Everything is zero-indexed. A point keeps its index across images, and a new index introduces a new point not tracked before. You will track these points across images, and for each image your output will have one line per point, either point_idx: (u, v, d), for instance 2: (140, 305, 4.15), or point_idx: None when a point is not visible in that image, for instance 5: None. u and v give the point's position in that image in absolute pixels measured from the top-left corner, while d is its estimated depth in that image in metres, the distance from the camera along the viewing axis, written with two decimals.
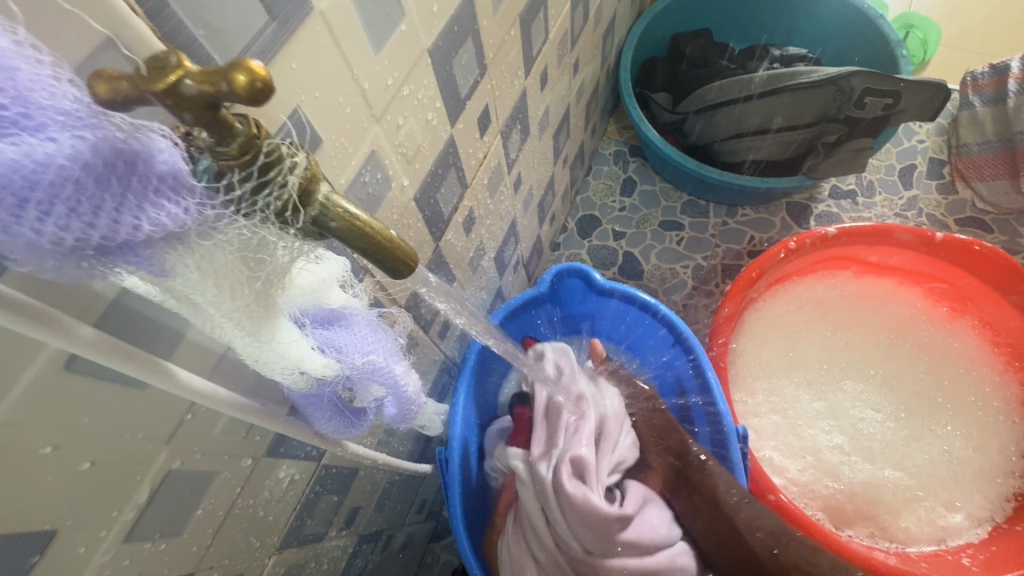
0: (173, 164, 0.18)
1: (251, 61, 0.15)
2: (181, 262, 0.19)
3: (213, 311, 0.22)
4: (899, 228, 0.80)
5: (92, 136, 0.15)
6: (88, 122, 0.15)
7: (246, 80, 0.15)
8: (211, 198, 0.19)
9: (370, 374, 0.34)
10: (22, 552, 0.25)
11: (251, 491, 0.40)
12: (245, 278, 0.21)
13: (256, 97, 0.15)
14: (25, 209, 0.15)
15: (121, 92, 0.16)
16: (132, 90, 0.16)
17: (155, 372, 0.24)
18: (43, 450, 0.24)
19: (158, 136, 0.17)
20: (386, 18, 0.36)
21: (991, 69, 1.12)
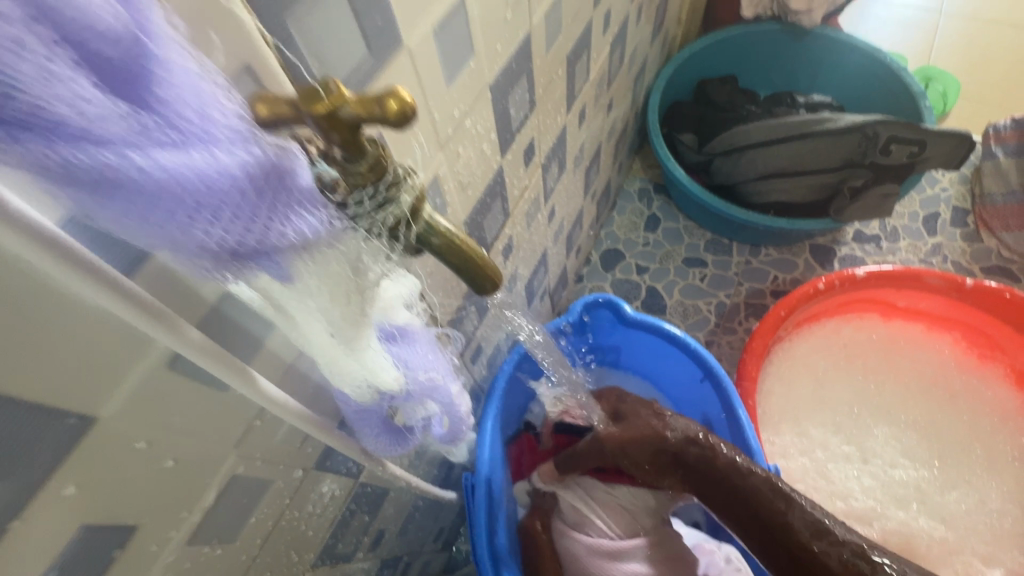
0: (309, 181, 0.20)
1: (403, 89, 0.18)
2: (304, 268, 0.21)
3: (315, 318, 0.23)
4: (929, 273, 0.80)
5: (257, 151, 0.18)
6: (251, 139, 0.18)
7: (397, 103, 0.18)
8: (337, 213, 0.21)
9: (429, 390, 0.35)
10: (105, 546, 0.25)
11: (297, 502, 0.40)
12: (348, 288, 0.23)
13: (401, 121, 0.19)
14: (201, 213, 0.17)
15: (279, 113, 0.19)
16: (290, 111, 0.19)
17: (244, 375, 0.25)
18: (138, 445, 0.25)
19: (297, 155, 0.20)
20: (458, 56, 0.38)
21: (1012, 124, 1.13)
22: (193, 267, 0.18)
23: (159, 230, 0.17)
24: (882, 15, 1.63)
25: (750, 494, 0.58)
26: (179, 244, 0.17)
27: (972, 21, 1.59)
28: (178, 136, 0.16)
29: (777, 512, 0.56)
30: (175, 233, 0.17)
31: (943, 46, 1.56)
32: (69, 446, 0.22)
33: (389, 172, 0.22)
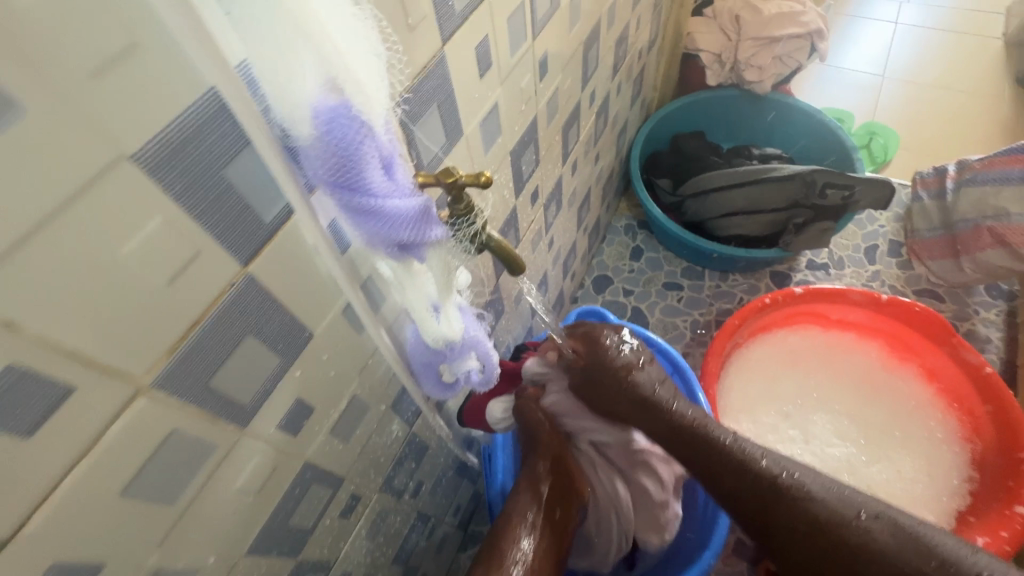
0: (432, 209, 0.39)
1: (487, 173, 0.38)
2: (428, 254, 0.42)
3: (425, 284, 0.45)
4: (853, 291, 1.01)
5: (421, 197, 0.38)
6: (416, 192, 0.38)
7: (484, 178, 0.38)
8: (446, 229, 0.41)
9: (474, 345, 0.54)
10: (300, 416, 0.44)
11: (379, 429, 0.59)
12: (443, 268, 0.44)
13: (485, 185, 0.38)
14: (403, 225, 0.37)
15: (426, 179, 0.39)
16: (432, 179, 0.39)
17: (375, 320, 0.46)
18: (323, 356, 0.44)
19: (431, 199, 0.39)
20: (492, 135, 0.60)
21: (935, 171, 1.36)
22: (374, 244, 0.39)
23: (372, 231, 0.37)
24: (832, 79, 1.91)
25: (722, 464, 0.66)
26: (375, 237, 0.38)
27: (909, 84, 1.86)
28: (395, 196, 0.36)
29: (750, 479, 0.65)
30: (389, 233, 0.37)
31: (884, 105, 1.82)
32: (302, 348, 0.41)
33: (474, 213, 0.42)
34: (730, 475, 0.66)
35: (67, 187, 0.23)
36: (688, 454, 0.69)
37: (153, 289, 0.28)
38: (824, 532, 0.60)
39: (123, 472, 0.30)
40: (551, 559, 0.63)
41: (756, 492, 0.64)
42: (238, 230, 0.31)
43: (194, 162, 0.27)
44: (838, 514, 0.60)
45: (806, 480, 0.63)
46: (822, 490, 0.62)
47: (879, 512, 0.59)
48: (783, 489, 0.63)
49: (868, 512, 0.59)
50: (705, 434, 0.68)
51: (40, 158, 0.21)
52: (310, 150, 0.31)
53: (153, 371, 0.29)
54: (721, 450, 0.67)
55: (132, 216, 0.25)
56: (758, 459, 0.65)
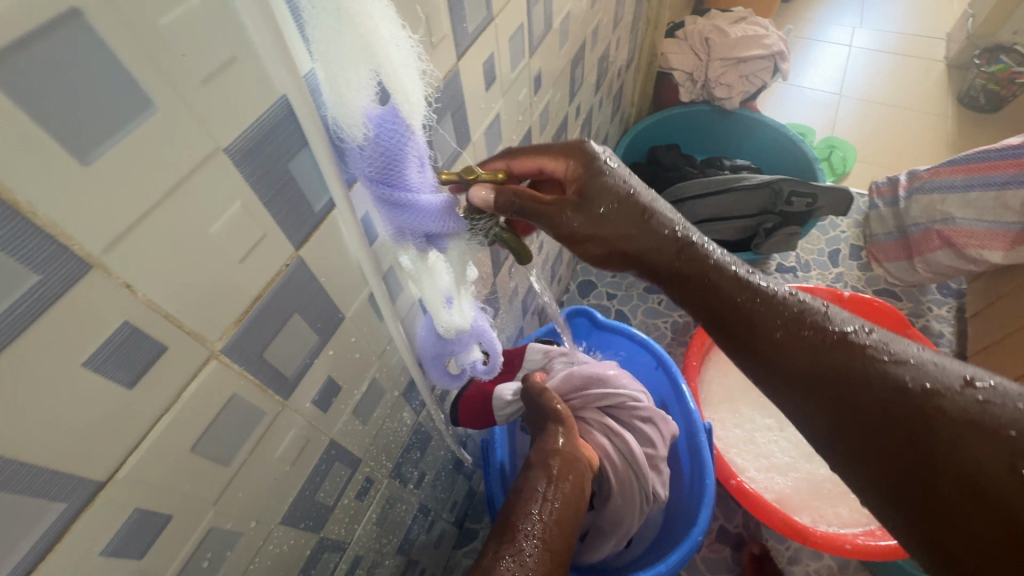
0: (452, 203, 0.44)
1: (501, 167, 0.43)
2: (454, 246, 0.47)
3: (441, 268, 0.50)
4: (820, 289, 1.10)
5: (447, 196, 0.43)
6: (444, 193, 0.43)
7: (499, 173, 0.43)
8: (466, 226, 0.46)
9: (480, 332, 0.60)
10: (331, 394, 0.48)
11: (392, 415, 0.63)
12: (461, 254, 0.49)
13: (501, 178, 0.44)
14: (430, 217, 0.42)
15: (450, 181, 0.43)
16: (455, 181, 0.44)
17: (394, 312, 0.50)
18: (352, 338, 0.49)
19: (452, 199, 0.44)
20: (494, 142, 0.66)
21: (888, 181, 1.47)
22: (402, 235, 0.44)
23: (403, 222, 0.42)
24: (795, 97, 2.04)
25: (765, 312, 0.52)
26: (405, 228, 0.43)
27: (863, 102, 2.01)
28: (426, 191, 0.41)
29: (802, 332, 0.50)
30: (417, 224, 0.42)
31: (842, 121, 1.96)
32: (336, 329, 0.45)
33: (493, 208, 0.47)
34: (780, 326, 0.51)
35: (179, 171, 0.27)
36: (713, 307, 0.54)
37: (230, 264, 0.32)
38: (909, 401, 0.45)
39: (194, 429, 0.34)
40: (568, 523, 0.61)
41: (819, 353, 0.49)
42: (295, 217, 0.36)
43: (266, 156, 0.32)
44: (929, 384, 0.45)
45: (885, 342, 0.49)
46: (913, 358, 0.47)
47: (990, 381, 0.44)
48: (855, 349, 0.48)
49: (972, 379, 0.45)
50: (731, 280, 0.53)
51: (163, 147, 0.26)
52: (361, 149, 0.36)
53: (224, 338, 0.34)
54: (765, 294, 0.52)
55: (220, 199, 0.30)
56: (817, 310, 0.51)
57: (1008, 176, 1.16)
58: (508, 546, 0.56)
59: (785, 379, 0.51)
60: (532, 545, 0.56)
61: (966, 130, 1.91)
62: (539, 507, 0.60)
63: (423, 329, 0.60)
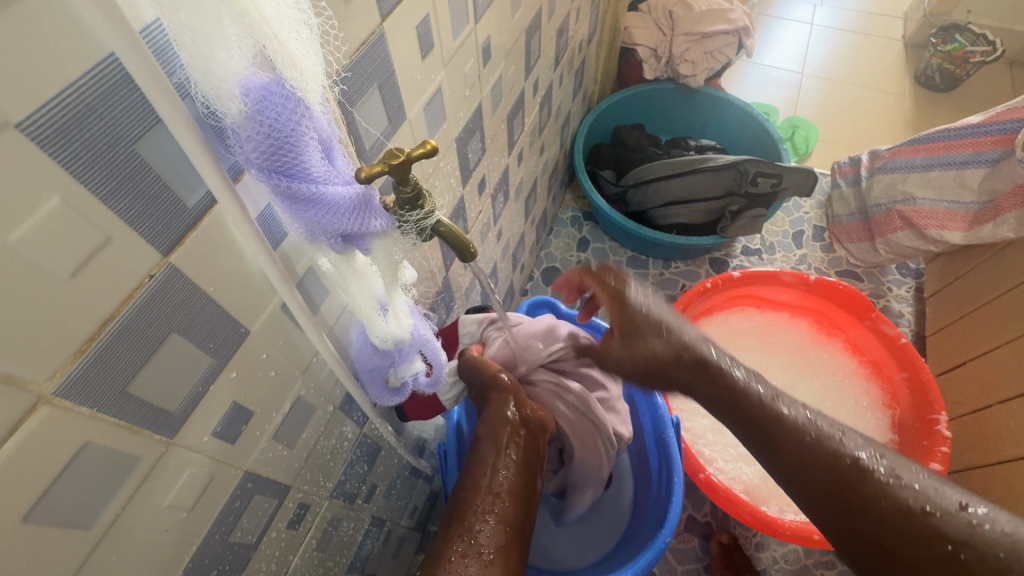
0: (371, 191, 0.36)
1: (431, 140, 0.36)
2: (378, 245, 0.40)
3: (373, 277, 0.43)
4: (784, 273, 1.07)
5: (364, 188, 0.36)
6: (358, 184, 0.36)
7: (428, 147, 0.36)
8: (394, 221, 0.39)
9: (423, 342, 0.53)
10: (239, 421, 0.41)
11: (327, 433, 0.56)
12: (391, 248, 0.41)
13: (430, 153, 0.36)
14: (346, 213, 0.34)
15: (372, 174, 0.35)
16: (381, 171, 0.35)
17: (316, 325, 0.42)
18: (262, 355, 0.41)
19: (373, 191, 0.37)
20: (437, 120, 0.58)
21: (850, 160, 1.47)
22: (315, 237, 0.36)
23: (312, 222, 0.34)
24: (758, 75, 2.02)
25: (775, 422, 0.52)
26: (316, 229, 0.35)
27: (825, 81, 2.00)
28: (334, 180, 0.34)
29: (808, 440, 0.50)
30: (332, 222, 0.34)
31: (805, 100, 1.95)
32: (238, 348, 0.38)
33: (424, 199, 0.39)
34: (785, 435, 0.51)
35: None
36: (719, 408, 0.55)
37: (52, 281, 0.24)
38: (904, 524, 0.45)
39: (25, 496, 0.26)
40: (528, 492, 0.54)
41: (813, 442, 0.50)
42: (156, 214, 0.28)
43: (97, 136, 0.24)
44: (929, 505, 0.45)
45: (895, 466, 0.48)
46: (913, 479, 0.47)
47: (987, 512, 0.43)
48: (866, 471, 0.47)
49: (968, 505, 0.44)
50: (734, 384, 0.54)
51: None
52: (242, 132, 0.28)
53: (60, 378, 0.26)
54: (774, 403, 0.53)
55: (21, 195, 0.22)
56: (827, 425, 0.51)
57: (966, 155, 1.16)
58: (459, 527, 0.49)
59: (791, 481, 0.50)
60: (486, 522, 0.49)
61: (923, 109, 1.93)
62: (492, 475, 0.54)
63: (358, 339, 0.52)
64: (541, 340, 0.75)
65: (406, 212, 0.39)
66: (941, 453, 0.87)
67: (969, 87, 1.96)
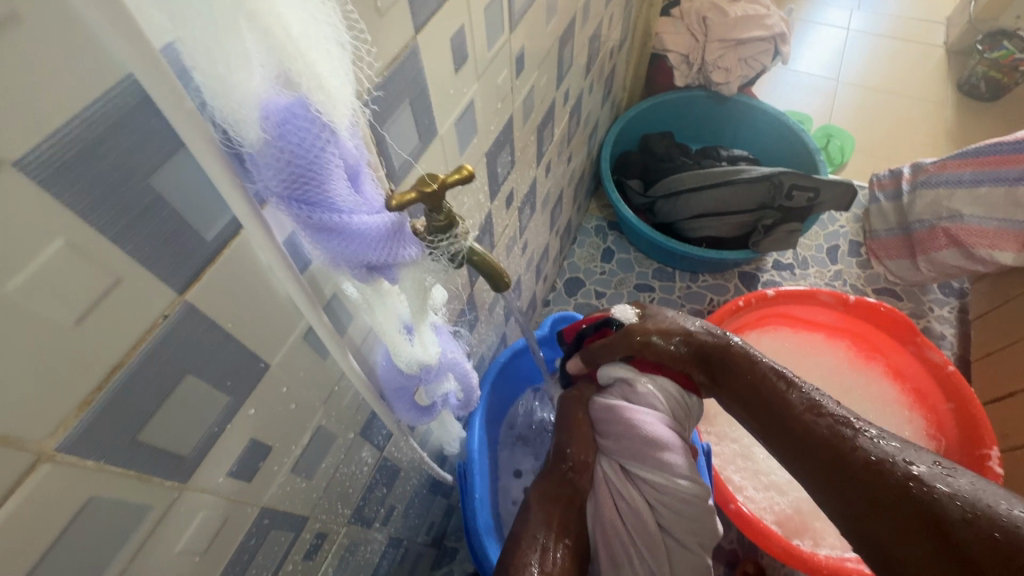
0: (403, 218, 0.33)
1: (467, 164, 0.33)
2: (409, 274, 0.37)
3: (401, 301, 0.40)
4: (822, 292, 1.02)
5: (393, 215, 0.32)
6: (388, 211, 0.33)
7: (464, 172, 0.33)
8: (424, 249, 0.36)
9: (452, 366, 0.50)
10: (256, 458, 0.38)
11: (346, 460, 0.53)
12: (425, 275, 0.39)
13: (467, 180, 0.34)
14: (372, 242, 0.31)
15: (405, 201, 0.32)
16: (415, 198, 0.32)
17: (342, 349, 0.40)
18: (282, 388, 0.38)
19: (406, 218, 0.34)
20: (468, 135, 0.55)
21: (890, 173, 1.40)
22: (339, 266, 0.33)
23: (336, 253, 0.31)
24: (791, 82, 1.96)
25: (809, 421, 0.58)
26: (340, 259, 0.32)
27: (860, 88, 1.93)
28: (362, 210, 0.30)
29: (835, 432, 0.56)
30: (357, 252, 0.31)
31: (840, 108, 1.88)
32: (257, 383, 0.35)
33: (457, 226, 0.36)
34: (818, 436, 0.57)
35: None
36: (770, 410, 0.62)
37: (56, 330, 0.22)
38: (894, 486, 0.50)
39: (23, 559, 0.24)
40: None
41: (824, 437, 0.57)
42: (172, 251, 0.25)
43: (108, 169, 0.21)
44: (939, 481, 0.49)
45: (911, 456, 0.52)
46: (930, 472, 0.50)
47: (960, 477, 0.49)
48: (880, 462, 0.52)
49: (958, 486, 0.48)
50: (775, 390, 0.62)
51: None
52: (260, 157, 0.25)
53: (63, 433, 0.23)
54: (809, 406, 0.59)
55: (21, 241, 0.19)
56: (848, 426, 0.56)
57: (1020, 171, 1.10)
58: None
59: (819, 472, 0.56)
60: None
61: (966, 119, 1.84)
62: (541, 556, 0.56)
63: (384, 360, 0.50)
64: (641, 439, 0.64)
65: (438, 239, 0.36)
66: None
67: (1015, 96, 1.87)
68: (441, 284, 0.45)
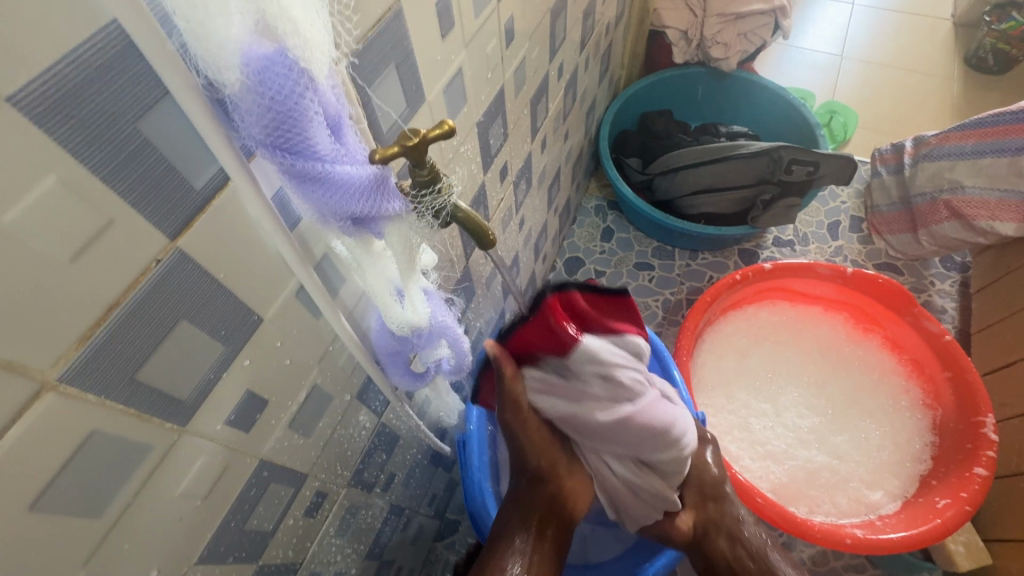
0: (385, 172, 0.34)
1: (447, 119, 0.35)
2: (396, 228, 0.38)
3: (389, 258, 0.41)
4: (820, 265, 1.02)
5: (376, 168, 0.34)
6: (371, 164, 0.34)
7: (444, 126, 0.35)
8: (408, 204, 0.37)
9: (444, 330, 0.51)
10: (253, 410, 0.40)
11: (344, 422, 0.55)
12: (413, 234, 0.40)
13: (447, 135, 0.35)
14: (355, 192, 0.32)
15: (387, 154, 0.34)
16: (397, 151, 0.34)
17: (333, 308, 0.41)
18: (276, 343, 0.40)
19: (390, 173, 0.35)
20: (458, 103, 0.56)
21: (892, 148, 1.39)
22: (326, 219, 0.34)
23: (321, 204, 0.32)
24: (794, 58, 1.93)
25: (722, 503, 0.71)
26: (326, 211, 0.33)
27: (865, 64, 1.91)
28: (345, 160, 0.31)
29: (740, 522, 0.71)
30: (342, 203, 0.32)
31: (844, 83, 1.86)
32: (251, 335, 0.37)
33: (440, 182, 0.37)
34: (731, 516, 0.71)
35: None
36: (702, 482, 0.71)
37: (53, 265, 0.23)
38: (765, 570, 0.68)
39: (31, 483, 0.25)
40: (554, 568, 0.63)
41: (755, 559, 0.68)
42: (162, 196, 0.27)
43: (97, 111, 0.23)
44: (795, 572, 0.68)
45: None
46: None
47: None
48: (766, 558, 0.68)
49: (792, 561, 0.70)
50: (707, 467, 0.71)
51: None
52: (242, 104, 0.26)
53: (64, 365, 0.25)
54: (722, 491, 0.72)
55: (19, 174, 0.21)
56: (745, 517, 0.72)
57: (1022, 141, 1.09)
58: None
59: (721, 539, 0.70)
60: None
61: (973, 93, 1.82)
62: None
63: (377, 324, 0.51)
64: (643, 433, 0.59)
65: (422, 196, 0.37)
66: (987, 457, 0.82)
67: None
68: (428, 246, 0.46)
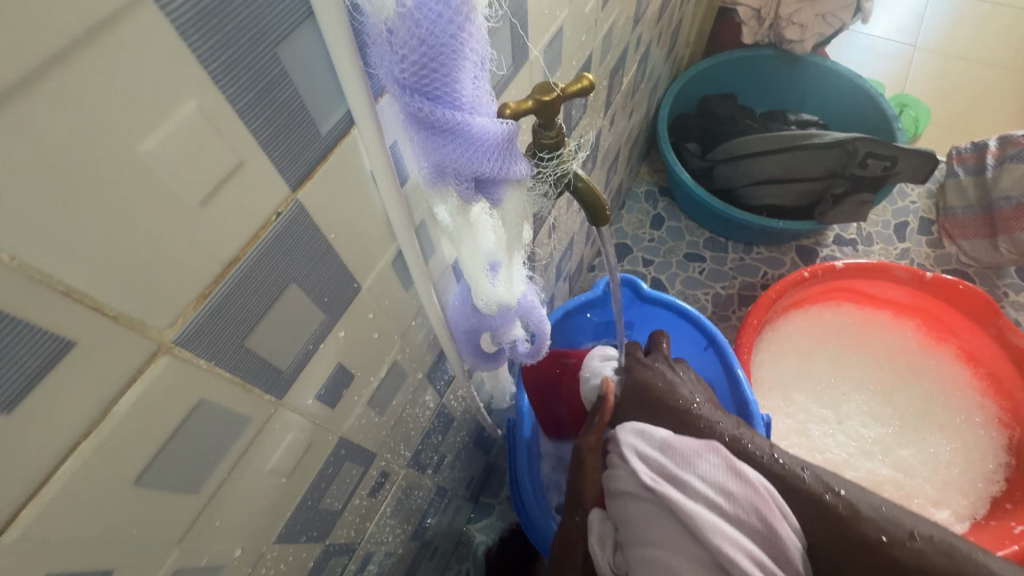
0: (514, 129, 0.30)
1: (588, 74, 0.31)
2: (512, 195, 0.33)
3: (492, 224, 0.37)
4: (896, 267, 0.95)
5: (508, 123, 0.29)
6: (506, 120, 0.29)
7: (583, 82, 0.31)
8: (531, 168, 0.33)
9: (529, 311, 0.47)
10: (341, 385, 0.37)
11: (413, 401, 0.52)
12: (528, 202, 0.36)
13: (585, 93, 0.31)
14: (483, 148, 0.28)
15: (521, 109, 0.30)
16: (533, 107, 0.30)
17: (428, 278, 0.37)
18: (369, 315, 0.36)
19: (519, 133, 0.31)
20: (553, 65, 0.51)
21: (972, 146, 1.28)
22: (444, 178, 0.30)
23: (447, 159, 0.28)
24: (862, 46, 1.82)
25: None
26: (449, 168, 0.29)
27: (941, 55, 1.78)
28: (481, 111, 0.27)
29: None
30: (468, 157, 0.28)
31: (916, 75, 1.74)
32: (349, 305, 0.34)
33: (564, 147, 0.33)
34: None
35: (41, 43, 0.14)
36: None
37: (182, 209, 0.20)
38: None
39: (137, 457, 0.23)
40: None
41: None
42: (291, 138, 0.23)
43: (241, 28, 0.19)
44: None
45: None
46: None
47: None
48: None
49: None
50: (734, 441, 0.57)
51: None
52: (392, 34, 0.23)
53: (181, 325, 0.22)
54: None
55: (156, 95, 0.17)
56: None
57: None
58: None
59: None
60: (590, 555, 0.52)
61: None
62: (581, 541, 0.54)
63: (458, 298, 0.48)
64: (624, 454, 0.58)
65: (545, 159, 0.34)
66: None
67: None
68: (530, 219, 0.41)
